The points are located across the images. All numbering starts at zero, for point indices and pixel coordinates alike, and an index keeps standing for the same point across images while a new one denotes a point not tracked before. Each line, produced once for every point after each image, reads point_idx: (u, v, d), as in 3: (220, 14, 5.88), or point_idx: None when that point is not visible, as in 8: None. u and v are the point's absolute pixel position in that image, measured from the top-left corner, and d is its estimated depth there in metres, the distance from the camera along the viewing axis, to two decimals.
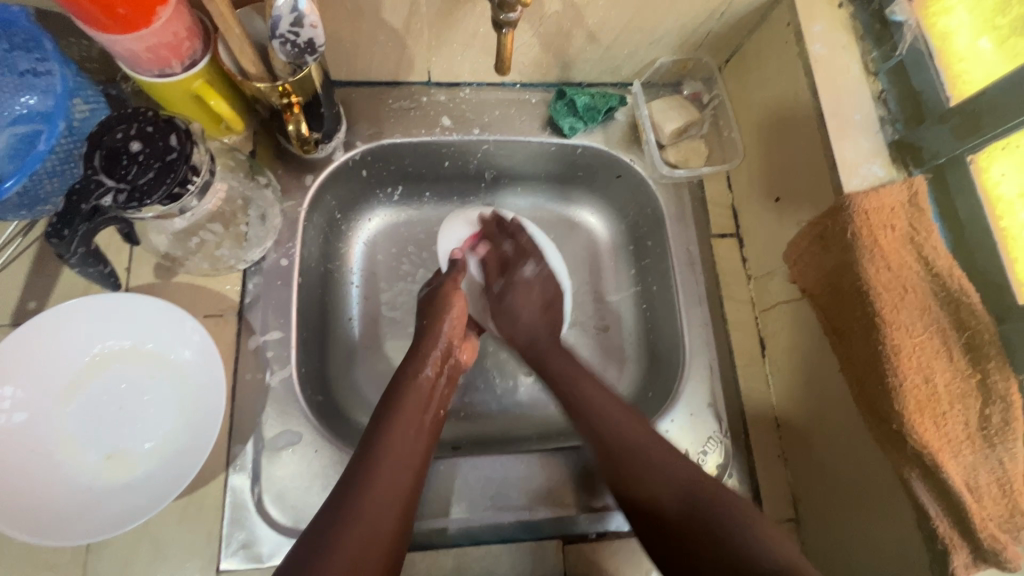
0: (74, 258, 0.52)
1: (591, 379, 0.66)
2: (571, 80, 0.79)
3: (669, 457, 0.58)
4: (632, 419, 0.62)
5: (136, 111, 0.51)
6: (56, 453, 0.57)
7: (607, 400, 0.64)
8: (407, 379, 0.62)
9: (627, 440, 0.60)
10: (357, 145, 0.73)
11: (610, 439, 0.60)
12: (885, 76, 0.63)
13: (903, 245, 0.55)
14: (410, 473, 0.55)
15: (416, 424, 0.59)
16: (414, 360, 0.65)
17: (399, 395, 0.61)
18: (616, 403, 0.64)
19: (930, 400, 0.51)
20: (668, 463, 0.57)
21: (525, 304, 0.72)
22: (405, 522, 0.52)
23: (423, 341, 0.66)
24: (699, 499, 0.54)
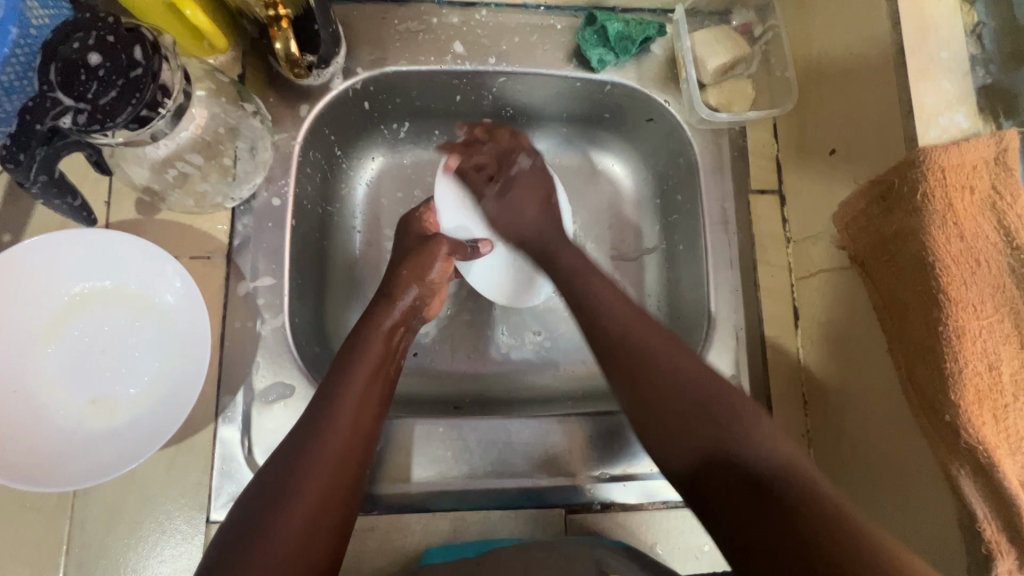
0: (35, 188, 0.47)
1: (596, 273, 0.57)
2: (603, 4, 0.69)
3: (688, 362, 0.50)
4: (661, 333, 0.52)
5: (96, 17, 0.44)
6: (38, 395, 0.54)
7: (637, 316, 0.53)
8: (367, 329, 0.56)
9: (627, 331, 0.52)
10: (357, 72, 0.65)
11: (606, 327, 0.53)
12: (984, 4, 0.52)
13: (981, 212, 0.46)
14: (368, 421, 0.51)
15: (377, 372, 0.54)
16: (381, 306, 0.59)
17: (358, 345, 0.55)
18: (627, 301, 0.54)
19: (993, 389, 0.44)
20: (683, 371, 0.49)
21: (526, 201, 0.63)
22: (359, 474, 0.49)
23: (391, 287, 0.61)
24: (708, 409, 0.46)
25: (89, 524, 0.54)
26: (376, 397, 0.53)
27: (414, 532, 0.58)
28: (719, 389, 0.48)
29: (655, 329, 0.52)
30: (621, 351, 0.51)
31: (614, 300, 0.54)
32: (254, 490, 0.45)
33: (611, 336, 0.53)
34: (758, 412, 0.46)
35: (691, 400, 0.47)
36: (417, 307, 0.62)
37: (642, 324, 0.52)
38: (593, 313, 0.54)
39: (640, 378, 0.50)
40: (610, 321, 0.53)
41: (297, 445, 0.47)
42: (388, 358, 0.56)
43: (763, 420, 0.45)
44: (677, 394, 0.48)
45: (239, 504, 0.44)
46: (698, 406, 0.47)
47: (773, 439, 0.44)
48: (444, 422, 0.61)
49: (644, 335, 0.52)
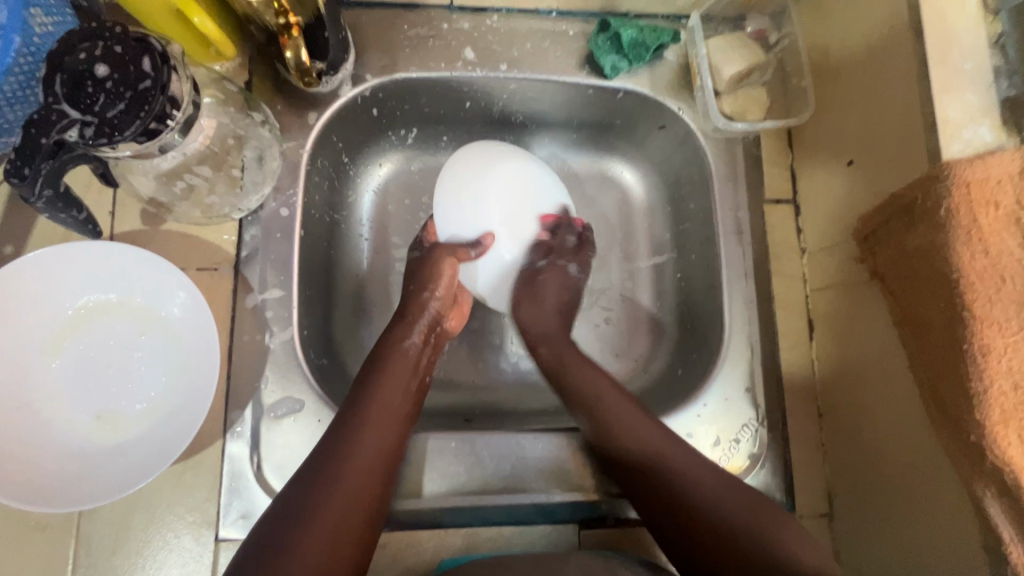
0: (40, 202, 0.46)
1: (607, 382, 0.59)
2: (616, 10, 0.68)
3: (694, 461, 0.53)
4: (660, 429, 0.55)
5: (102, 26, 0.43)
6: (43, 411, 0.53)
7: (642, 417, 0.56)
8: (388, 349, 0.56)
9: (652, 454, 0.53)
10: (366, 79, 0.64)
11: (629, 445, 0.54)
12: (1009, 14, 0.51)
13: (1006, 227, 0.45)
14: (390, 442, 0.50)
15: (399, 391, 0.53)
16: (399, 324, 0.59)
17: (379, 366, 0.54)
18: (638, 413, 0.56)
19: (1018, 410, 0.43)
20: (701, 479, 0.51)
21: (553, 295, 0.64)
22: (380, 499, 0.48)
23: (409, 306, 0.60)
24: (733, 539, 0.48)
25: (95, 542, 0.53)
26: (399, 415, 0.52)
27: (426, 549, 0.58)
28: (728, 489, 0.51)
29: (682, 448, 0.54)
30: (634, 458, 0.54)
31: (632, 417, 0.56)
32: (270, 515, 0.44)
33: (625, 467, 0.55)
34: (792, 534, 0.47)
35: (717, 516, 0.49)
36: (439, 322, 0.61)
37: (666, 442, 0.54)
38: (600, 411, 0.57)
39: (652, 506, 0.53)
40: (632, 443, 0.54)
41: (317, 467, 0.46)
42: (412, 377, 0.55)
43: (795, 534, 0.48)
44: (697, 510, 0.50)
45: (255, 529, 0.44)
46: (721, 524, 0.49)
47: (798, 545, 0.47)
48: (456, 436, 0.59)
49: (669, 455, 0.53)
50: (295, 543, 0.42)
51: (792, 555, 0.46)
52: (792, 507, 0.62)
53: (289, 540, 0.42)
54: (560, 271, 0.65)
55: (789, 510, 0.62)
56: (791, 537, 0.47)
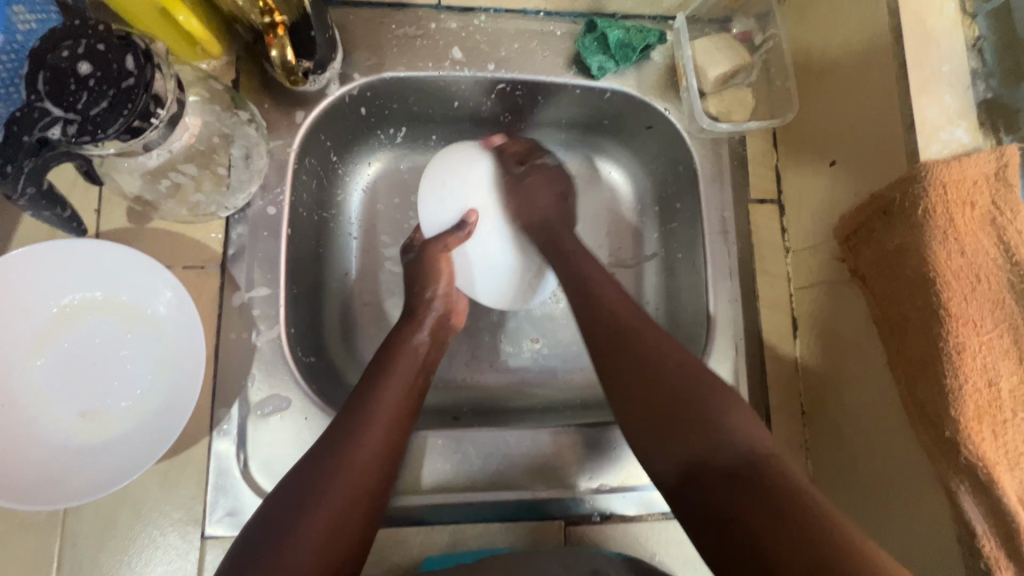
0: (24, 201, 0.46)
1: (588, 258, 0.61)
2: (603, 11, 0.69)
3: (665, 344, 0.52)
4: (638, 317, 0.55)
5: (85, 24, 0.43)
6: (27, 409, 0.53)
7: (631, 311, 0.56)
8: (395, 346, 0.57)
9: (620, 324, 0.54)
10: (354, 78, 0.64)
11: (603, 313, 0.55)
12: (985, 18, 0.52)
13: (981, 228, 0.46)
14: (393, 437, 0.50)
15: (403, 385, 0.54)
16: (408, 325, 0.60)
17: (384, 365, 0.54)
18: (620, 296, 0.57)
19: (993, 406, 0.44)
20: (661, 350, 0.52)
21: (545, 189, 0.63)
22: (381, 491, 0.48)
23: (416, 306, 0.60)
24: (693, 413, 0.47)
25: (81, 541, 0.53)
26: (404, 408, 0.52)
27: (412, 545, 0.58)
28: (688, 371, 0.50)
29: (652, 328, 0.54)
30: (602, 334, 0.54)
31: (617, 300, 0.56)
32: (267, 508, 0.44)
33: (602, 342, 0.54)
34: (742, 409, 0.48)
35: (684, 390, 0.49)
36: (444, 321, 0.62)
37: (638, 321, 0.55)
38: (585, 300, 0.57)
39: (614, 362, 0.52)
40: (608, 313, 0.55)
41: (321, 458, 0.47)
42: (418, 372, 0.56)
43: (739, 412, 0.47)
44: (655, 378, 0.50)
45: (252, 520, 0.44)
46: (677, 392, 0.49)
47: (751, 426, 0.46)
48: (443, 434, 0.60)
49: (637, 327, 0.54)
50: (297, 529, 0.42)
51: (737, 431, 0.46)
52: None
53: (290, 528, 0.42)
54: (542, 171, 0.64)
55: None
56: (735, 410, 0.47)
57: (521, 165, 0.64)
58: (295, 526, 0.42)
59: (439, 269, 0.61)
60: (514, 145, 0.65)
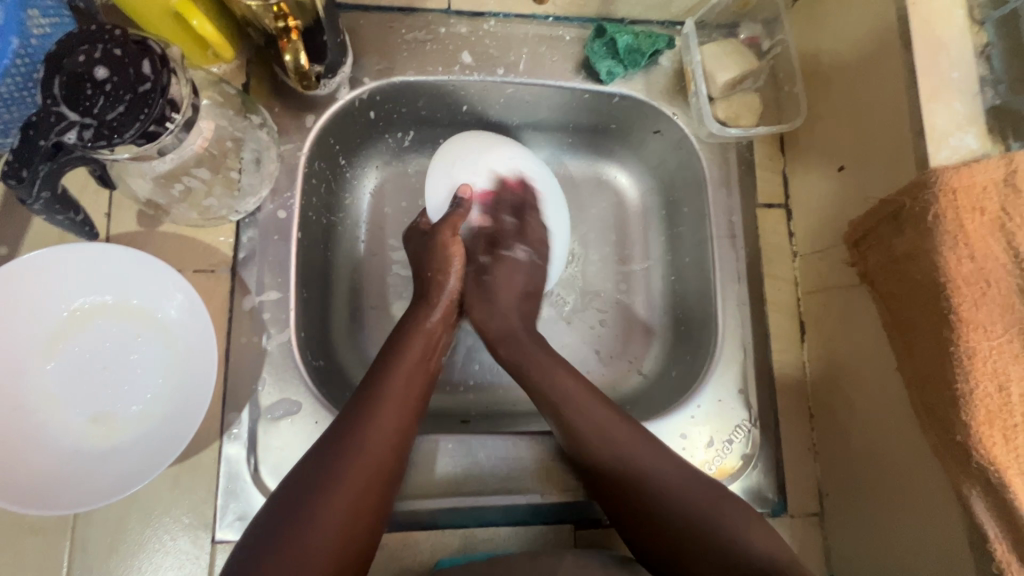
0: (38, 204, 0.46)
1: (588, 396, 0.55)
2: (611, 16, 0.69)
3: (668, 467, 0.52)
4: (637, 437, 0.53)
5: (101, 29, 0.43)
6: (37, 413, 0.53)
7: (615, 422, 0.54)
8: (407, 331, 0.57)
9: (620, 459, 0.52)
10: (364, 82, 0.64)
11: (595, 448, 0.53)
12: (993, 26, 0.52)
13: (991, 233, 0.47)
14: (398, 434, 0.50)
15: (410, 377, 0.53)
16: (420, 307, 0.60)
17: (394, 354, 0.54)
18: (609, 414, 0.54)
19: (1004, 410, 0.44)
20: (666, 473, 0.51)
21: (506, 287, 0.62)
22: (386, 489, 0.48)
23: (431, 291, 0.60)
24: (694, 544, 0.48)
25: (90, 545, 0.53)
26: (416, 394, 0.53)
27: (422, 549, 0.58)
28: (689, 489, 0.50)
29: (646, 446, 0.53)
30: (605, 460, 0.53)
31: (602, 420, 0.54)
32: (278, 497, 0.45)
33: (593, 464, 0.54)
34: (754, 523, 0.49)
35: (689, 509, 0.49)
36: (457, 302, 0.61)
37: (630, 441, 0.53)
38: (570, 420, 0.54)
39: (620, 482, 0.52)
40: (596, 439, 0.53)
41: (323, 456, 0.46)
42: (426, 360, 0.56)
43: (753, 526, 0.48)
44: (662, 509, 0.50)
45: (264, 509, 0.44)
46: (689, 515, 0.49)
47: (764, 541, 0.47)
48: (454, 439, 0.60)
49: (632, 450, 0.52)
50: (309, 517, 0.43)
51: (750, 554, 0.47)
52: (784, 507, 0.63)
53: (302, 516, 0.43)
54: (507, 259, 0.63)
55: (780, 510, 0.63)
56: (751, 529, 0.48)
57: (489, 253, 0.64)
58: (307, 516, 0.43)
59: (451, 254, 0.60)
60: (500, 225, 0.63)
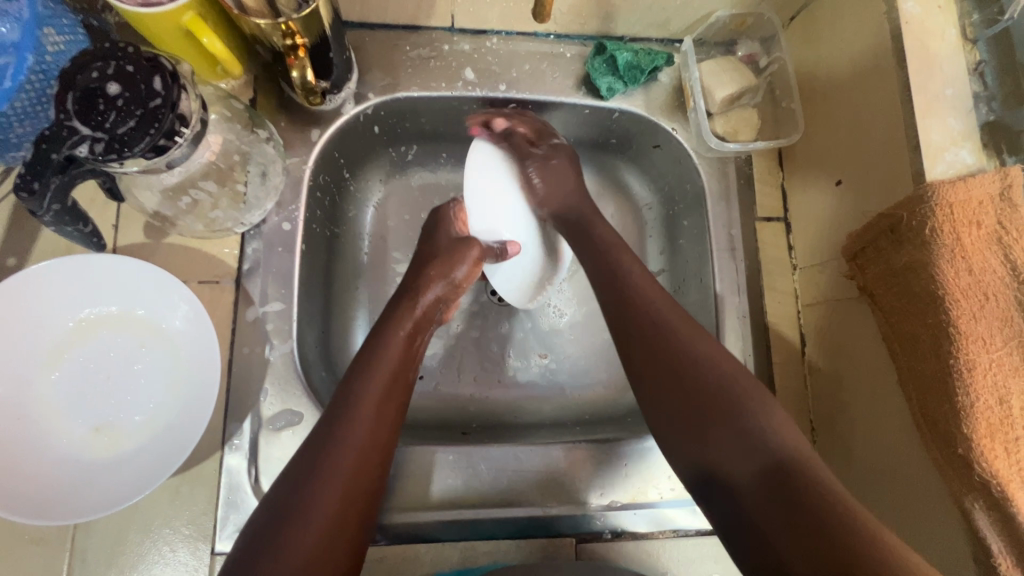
0: (48, 216, 0.46)
1: (634, 262, 0.60)
2: (611, 33, 0.70)
3: (709, 348, 0.52)
4: (684, 319, 0.54)
5: (116, 47, 0.44)
6: (40, 423, 0.53)
7: (665, 304, 0.56)
8: (382, 335, 0.56)
9: (666, 330, 0.53)
10: (369, 98, 0.65)
11: (644, 319, 0.55)
12: (986, 44, 0.53)
13: (988, 246, 0.47)
14: (378, 445, 0.50)
15: (387, 389, 0.53)
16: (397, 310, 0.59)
17: (365, 365, 0.53)
18: (655, 288, 0.57)
19: (1004, 423, 0.45)
20: (697, 354, 0.51)
21: (569, 172, 0.67)
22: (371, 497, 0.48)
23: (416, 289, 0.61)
24: (726, 405, 0.48)
25: (90, 556, 0.53)
26: (394, 404, 0.52)
27: (423, 561, 0.57)
28: (735, 376, 0.50)
29: (674, 312, 0.55)
30: (644, 320, 0.54)
31: (654, 294, 0.56)
32: (256, 520, 0.44)
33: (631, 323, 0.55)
34: (776, 410, 0.48)
35: (729, 397, 0.48)
36: (439, 305, 0.62)
37: (681, 323, 0.54)
38: (627, 294, 0.57)
39: (650, 360, 0.53)
40: (646, 309, 0.55)
41: (308, 461, 0.47)
42: (407, 364, 0.56)
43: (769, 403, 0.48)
44: (703, 384, 0.49)
45: (244, 534, 0.44)
46: (707, 391, 0.49)
47: (787, 431, 0.46)
48: (454, 450, 0.60)
49: (682, 333, 0.53)
50: (287, 539, 0.42)
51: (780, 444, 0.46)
52: None
53: (284, 534, 0.42)
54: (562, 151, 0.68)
55: None
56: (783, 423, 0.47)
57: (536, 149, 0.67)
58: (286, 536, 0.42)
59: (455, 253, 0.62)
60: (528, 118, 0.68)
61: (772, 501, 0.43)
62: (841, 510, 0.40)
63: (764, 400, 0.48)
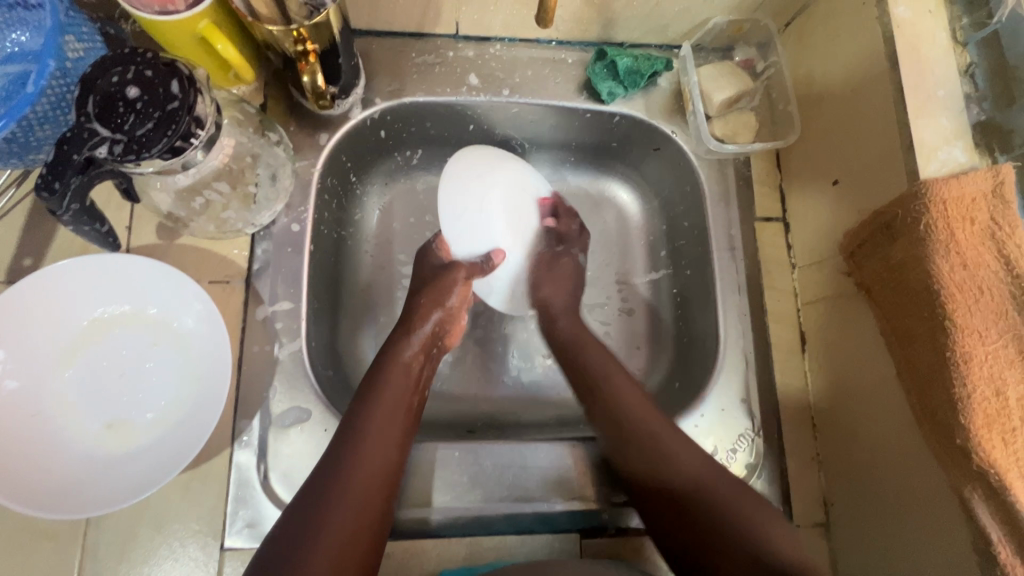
0: (67, 216, 0.48)
1: (617, 366, 0.63)
2: (611, 40, 0.72)
3: (693, 458, 0.56)
4: (666, 422, 0.58)
5: (135, 52, 0.46)
6: (55, 419, 0.54)
7: (642, 403, 0.60)
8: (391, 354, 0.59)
9: (650, 437, 0.57)
10: (376, 103, 0.67)
11: (629, 423, 0.59)
12: (976, 46, 0.55)
13: (982, 242, 0.48)
14: (390, 456, 0.52)
15: (396, 403, 0.55)
16: (400, 334, 0.61)
17: (379, 378, 0.56)
18: (638, 393, 0.61)
19: (1001, 414, 0.45)
20: (689, 468, 0.55)
21: (563, 291, 0.68)
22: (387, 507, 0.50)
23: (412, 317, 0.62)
24: (725, 523, 0.51)
25: (101, 551, 0.54)
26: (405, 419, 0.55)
27: (430, 558, 0.58)
28: (724, 483, 0.54)
29: (659, 419, 0.58)
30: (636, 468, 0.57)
31: (635, 399, 0.60)
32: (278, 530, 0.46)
33: (627, 431, 0.58)
34: (775, 525, 0.51)
35: (720, 513, 0.52)
36: (439, 333, 0.63)
37: (664, 427, 0.58)
38: (608, 393, 0.61)
39: (644, 475, 0.56)
40: (637, 407, 0.59)
41: (326, 472, 0.49)
42: (414, 388, 0.58)
43: (779, 525, 0.51)
44: (693, 492, 0.53)
45: (269, 537, 0.46)
46: (709, 503, 0.52)
47: (782, 540, 0.49)
48: (459, 447, 0.61)
49: (663, 435, 0.57)
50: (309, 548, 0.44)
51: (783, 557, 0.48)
52: (791, 517, 0.63)
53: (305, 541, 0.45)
54: (572, 259, 0.70)
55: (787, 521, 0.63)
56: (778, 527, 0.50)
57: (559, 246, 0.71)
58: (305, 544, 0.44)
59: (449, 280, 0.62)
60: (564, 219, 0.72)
61: None
62: None
63: (758, 509, 0.52)
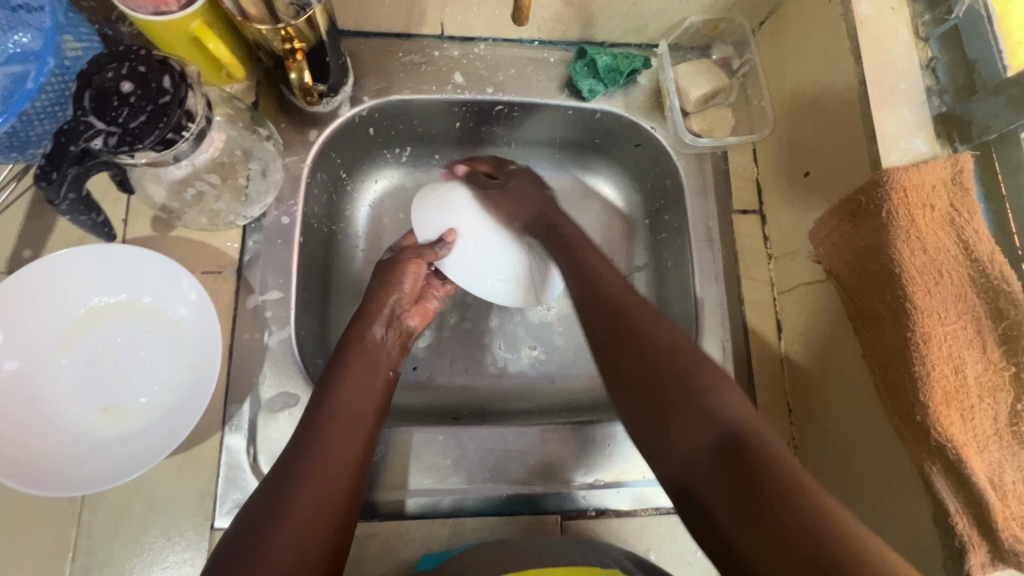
0: (64, 205, 0.50)
1: (592, 250, 0.60)
2: (592, 39, 0.75)
3: (663, 331, 0.51)
4: (642, 302, 0.54)
5: (129, 49, 0.48)
6: (51, 403, 0.56)
7: (623, 289, 0.55)
8: (356, 338, 0.59)
9: (623, 310, 0.53)
10: (363, 101, 0.70)
11: (602, 295, 0.54)
12: (937, 42, 0.57)
13: (942, 228, 0.51)
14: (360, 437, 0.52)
15: (363, 386, 0.55)
16: (361, 320, 0.61)
17: (343, 362, 0.56)
18: (613, 274, 0.57)
19: (960, 391, 0.48)
20: (660, 335, 0.50)
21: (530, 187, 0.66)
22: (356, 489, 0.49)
23: (368, 304, 0.62)
24: (683, 378, 0.47)
25: (95, 530, 0.55)
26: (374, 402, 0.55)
27: (414, 539, 0.59)
28: (687, 352, 0.49)
29: (636, 301, 0.54)
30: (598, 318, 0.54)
31: (615, 282, 0.56)
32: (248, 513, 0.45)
33: (601, 306, 0.54)
34: (732, 386, 0.46)
35: (680, 372, 0.47)
36: (397, 320, 0.62)
37: (638, 305, 0.53)
38: (584, 280, 0.57)
39: (605, 338, 0.52)
40: (610, 291, 0.55)
41: (296, 451, 0.48)
42: (377, 370, 0.58)
43: (731, 389, 0.46)
44: (655, 357, 0.49)
45: (238, 520, 0.45)
46: (673, 370, 0.47)
47: (738, 404, 0.45)
48: (443, 430, 0.63)
49: (638, 314, 0.52)
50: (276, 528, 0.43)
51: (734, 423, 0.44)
52: None
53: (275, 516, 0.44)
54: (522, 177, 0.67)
55: None
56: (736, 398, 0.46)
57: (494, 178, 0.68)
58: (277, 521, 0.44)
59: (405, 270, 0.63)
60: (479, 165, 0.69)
61: (728, 468, 0.42)
62: (799, 500, 0.39)
63: (720, 377, 0.47)
